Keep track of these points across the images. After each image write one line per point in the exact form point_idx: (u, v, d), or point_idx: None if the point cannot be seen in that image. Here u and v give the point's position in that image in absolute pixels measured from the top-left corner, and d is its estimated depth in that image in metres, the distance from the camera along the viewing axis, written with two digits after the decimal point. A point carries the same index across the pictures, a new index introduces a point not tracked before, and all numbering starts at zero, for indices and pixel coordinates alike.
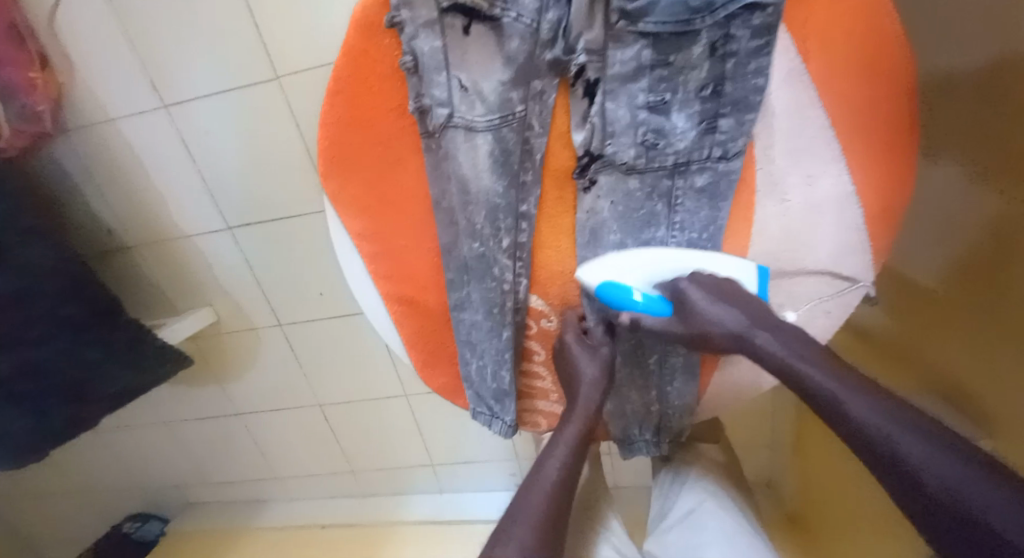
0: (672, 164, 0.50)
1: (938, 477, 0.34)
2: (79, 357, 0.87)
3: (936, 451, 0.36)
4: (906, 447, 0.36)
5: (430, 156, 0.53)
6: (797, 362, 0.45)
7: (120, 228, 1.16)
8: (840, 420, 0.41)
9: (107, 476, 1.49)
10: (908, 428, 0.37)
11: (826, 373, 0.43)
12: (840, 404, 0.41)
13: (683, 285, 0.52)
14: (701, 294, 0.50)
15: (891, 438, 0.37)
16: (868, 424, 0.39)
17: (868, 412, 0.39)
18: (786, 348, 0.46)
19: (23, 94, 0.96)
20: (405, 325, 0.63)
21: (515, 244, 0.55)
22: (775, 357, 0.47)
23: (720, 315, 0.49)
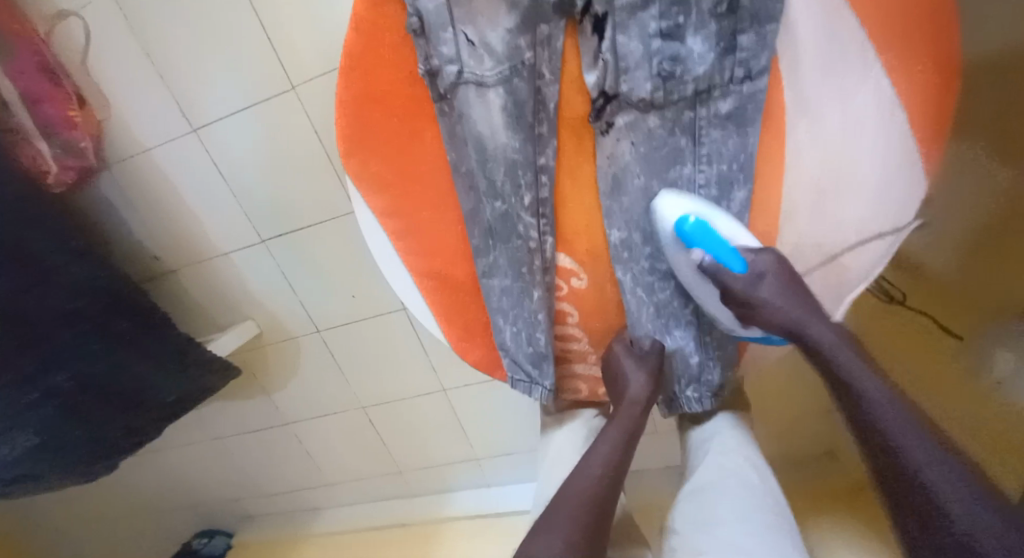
0: (692, 93, 0.48)
1: (915, 465, 0.38)
2: (132, 369, 0.94)
3: (929, 456, 0.38)
4: (905, 444, 0.39)
5: (444, 120, 0.53)
6: (833, 352, 0.47)
7: (163, 253, 1.19)
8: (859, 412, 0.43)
9: (171, 494, 1.54)
10: (908, 428, 0.40)
11: (850, 362, 0.46)
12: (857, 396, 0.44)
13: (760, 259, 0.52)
14: (771, 281, 0.51)
15: (893, 436, 0.40)
16: (876, 418, 0.42)
17: (879, 406, 0.42)
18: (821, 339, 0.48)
19: (64, 131, 0.99)
20: (435, 302, 0.61)
21: (537, 200, 0.55)
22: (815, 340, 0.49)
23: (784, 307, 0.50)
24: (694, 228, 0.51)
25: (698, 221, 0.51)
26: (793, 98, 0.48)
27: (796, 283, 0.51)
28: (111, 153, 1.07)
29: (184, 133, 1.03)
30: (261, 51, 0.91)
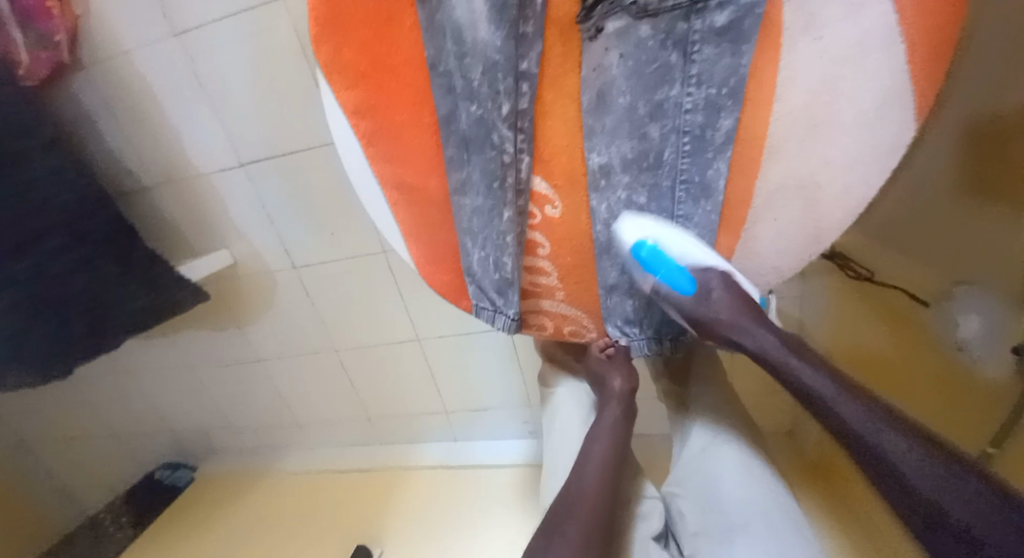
0: (688, 0, 0.45)
1: (908, 474, 0.37)
2: (100, 275, 0.90)
3: (918, 464, 0.37)
4: (891, 450, 0.39)
5: (424, 8, 0.50)
6: (801, 376, 0.47)
7: (141, 169, 1.15)
8: (844, 438, 0.42)
9: (135, 423, 1.52)
10: (892, 439, 0.39)
11: (822, 387, 0.45)
12: (833, 421, 0.43)
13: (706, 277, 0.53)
14: (719, 300, 0.53)
15: (880, 455, 0.39)
16: (853, 427, 0.41)
17: (862, 425, 0.41)
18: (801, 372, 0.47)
19: (42, 21, 0.93)
20: (403, 215, 0.60)
21: (516, 110, 0.51)
22: (781, 362, 0.49)
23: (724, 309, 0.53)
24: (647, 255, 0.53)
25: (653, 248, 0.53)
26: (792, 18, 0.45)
27: (740, 291, 0.54)
28: (91, 53, 1.02)
29: (168, 40, 0.98)
30: None
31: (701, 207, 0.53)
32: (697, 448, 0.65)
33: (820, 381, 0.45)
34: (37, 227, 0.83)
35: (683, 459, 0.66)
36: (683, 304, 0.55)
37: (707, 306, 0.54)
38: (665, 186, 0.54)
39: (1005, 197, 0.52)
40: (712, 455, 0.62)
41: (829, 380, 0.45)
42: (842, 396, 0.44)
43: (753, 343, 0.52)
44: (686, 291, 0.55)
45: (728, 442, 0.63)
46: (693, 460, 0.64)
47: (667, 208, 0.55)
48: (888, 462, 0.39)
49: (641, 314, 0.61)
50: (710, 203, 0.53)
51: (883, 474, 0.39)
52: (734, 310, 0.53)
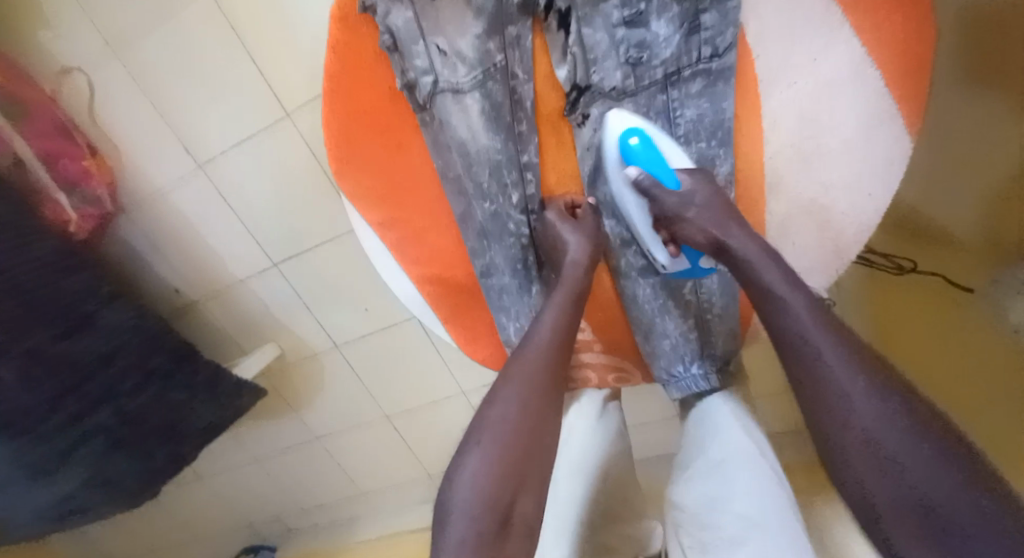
0: (662, 76, 0.49)
1: (864, 417, 0.37)
2: (168, 401, 0.96)
3: (896, 427, 0.36)
4: (847, 389, 0.38)
5: (427, 129, 0.54)
6: (776, 286, 0.43)
7: (184, 286, 1.23)
8: (816, 376, 0.40)
9: (213, 519, 1.59)
10: (874, 401, 0.37)
11: (814, 323, 0.41)
12: (809, 357, 0.41)
13: (693, 183, 0.49)
14: (705, 201, 0.48)
15: (851, 411, 0.38)
16: (815, 353, 0.40)
17: (846, 380, 0.38)
18: (780, 291, 0.43)
19: (81, 181, 1.04)
20: (440, 304, 0.64)
21: (525, 197, 0.56)
22: (761, 276, 0.45)
23: (707, 220, 0.48)
24: (637, 147, 0.49)
25: (641, 140, 0.49)
26: (765, 68, 0.48)
27: (727, 200, 0.48)
28: (126, 195, 1.12)
29: (191, 170, 1.06)
30: (251, 83, 0.94)
31: None
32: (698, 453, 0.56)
33: (811, 317, 0.41)
34: (114, 372, 0.89)
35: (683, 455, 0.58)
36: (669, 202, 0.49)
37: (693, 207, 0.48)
38: None
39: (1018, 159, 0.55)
40: (715, 468, 0.52)
41: (813, 303, 0.42)
42: (825, 337, 0.40)
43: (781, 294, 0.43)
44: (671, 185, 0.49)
45: (742, 457, 0.52)
46: (698, 465, 0.55)
47: None
48: (859, 425, 0.37)
49: (682, 350, 0.62)
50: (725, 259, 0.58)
51: (848, 436, 0.38)
52: (718, 217, 0.47)
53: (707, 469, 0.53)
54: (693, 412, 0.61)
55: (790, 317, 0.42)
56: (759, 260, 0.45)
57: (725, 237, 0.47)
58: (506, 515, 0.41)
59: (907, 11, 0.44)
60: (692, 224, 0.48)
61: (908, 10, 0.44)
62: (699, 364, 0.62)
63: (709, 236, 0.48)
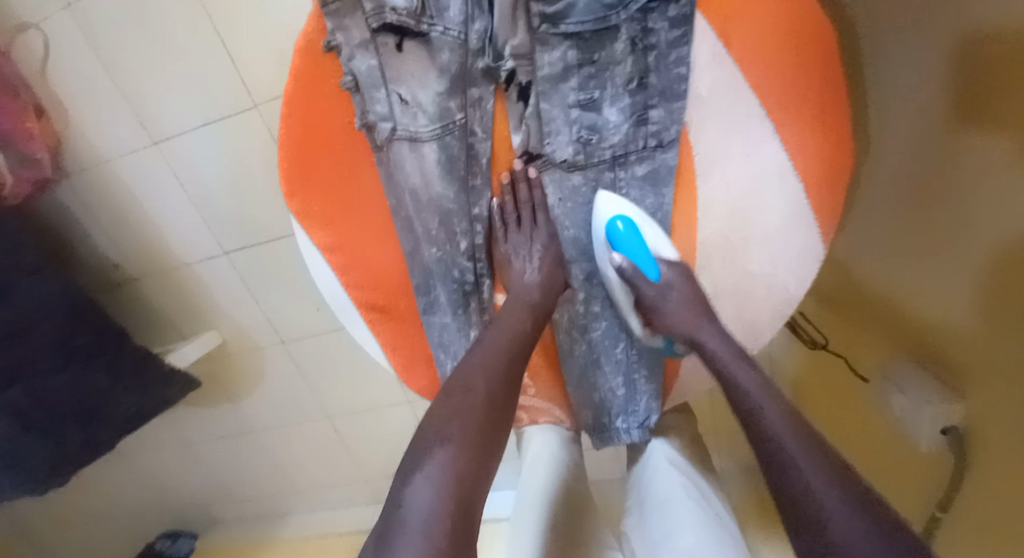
0: (610, 156, 0.53)
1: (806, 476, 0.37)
2: (86, 386, 0.91)
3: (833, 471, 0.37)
4: (792, 453, 0.39)
5: (382, 168, 0.54)
6: (739, 371, 0.48)
7: (126, 262, 1.19)
8: (763, 430, 0.43)
9: (134, 499, 1.54)
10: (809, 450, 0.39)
11: (761, 395, 0.45)
12: (757, 420, 0.44)
13: (671, 271, 0.54)
14: (682, 295, 0.53)
15: (788, 459, 0.39)
16: (769, 426, 0.42)
17: (784, 434, 0.41)
18: (737, 373, 0.48)
19: (20, 141, 0.98)
20: (381, 331, 0.64)
21: (473, 246, 0.59)
22: (727, 363, 0.49)
23: (679, 319, 0.52)
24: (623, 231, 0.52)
25: (626, 224, 0.52)
26: (703, 161, 0.51)
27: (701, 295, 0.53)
28: (71, 162, 1.07)
29: (146, 146, 1.03)
30: (220, 71, 0.92)
31: None
32: (653, 493, 0.63)
33: (761, 391, 0.45)
34: (29, 349, 0.85)
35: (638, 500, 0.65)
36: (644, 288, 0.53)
37: (661, 294, 0.53)
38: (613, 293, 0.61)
39: (941, 229, 0.54)
40: (667, 501, 0.60)
41: (762, 384, 0.46)
42: (779, 414, 0.43)
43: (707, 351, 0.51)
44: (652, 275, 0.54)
45: (683, 495, 0.60)
46: (651, 504, 0.62)
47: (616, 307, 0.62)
48: (795, 468, 0.39)
49: (607, 404, 0.65)
50: None
51: (784, 480, 0.39)
52: (691, 313, 0.52)
53: (660, 507, 0.60)
54: (645, 456, 0.68)
55: (751, 393, 0.45)
56: (695, 325, 0.52)
57: (698, 336, 0.52)
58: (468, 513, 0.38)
59: (833, 125, 0.47)
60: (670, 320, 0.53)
61: (834, 126, 0.47)
62: (623, 419, 0.65)
63: (687, 330, 0.52)
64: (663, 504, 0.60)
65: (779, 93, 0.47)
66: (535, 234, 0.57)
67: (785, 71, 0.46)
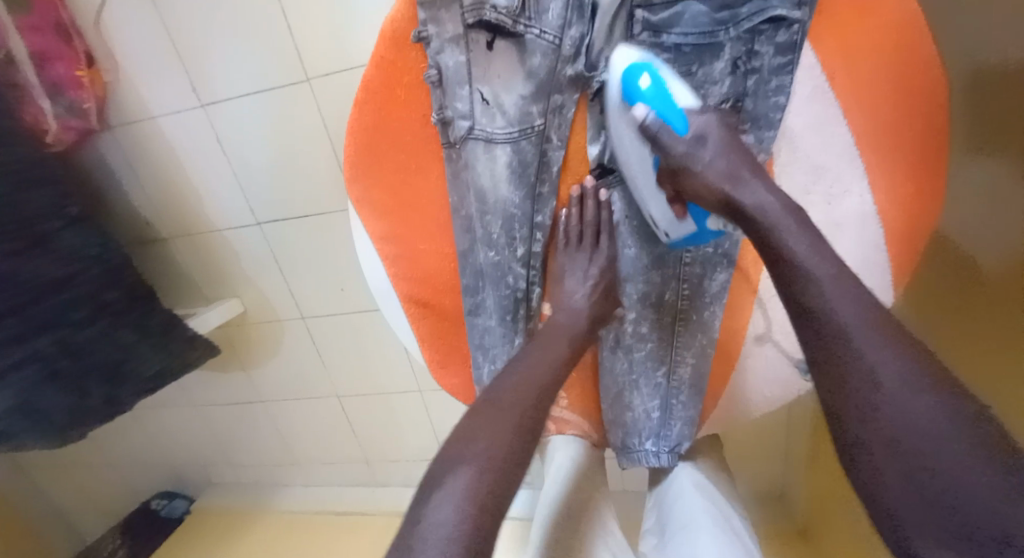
0: None
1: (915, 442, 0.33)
2: (117, 341, 0.90)
3: (945, 434, 0.33)
4: (901, 421, 0.34)
5: (450, 165, 0.53)
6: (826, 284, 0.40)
7: (157, 220, 1.19)
8: (853, 376, 0.37)
9: (135, 454, 1.55)
10: (928, 412, 0.34)
11: (864, 332, 0.38)
12: (853, 354, 0.37)
13: (703, 120, 0.47)
14: (716, 143, 0.46)
15: (894, 423, 0.35)
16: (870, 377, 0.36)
17: (888, 381, 0.35)
18: (841, 307, 0.39)
19: (70, 90, 0.98)
20: (420, 326, 0.63)
21: (529, 252, 0.57)
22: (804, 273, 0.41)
23: (720, 168, 0.46)
24: (647, 88, 0.46)
25: (652, 78, 0.46)
26: (781, 197, 0.50)
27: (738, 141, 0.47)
28: (116, 115, 1.06)
29: (193, 108, 1.02)
30: (279, 41, 0.91)
31: (697, 338, 0.60)
32: (678, 511, 0.61)
33: (864, 325, 0.38)
34: (64, 301, 0.83)
35: (664, 515, 0.63)
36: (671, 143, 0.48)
37: (700, 151, 0.47)
38: (665, 319, 0.60)
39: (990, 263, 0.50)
40: (691, 519, 0.59)
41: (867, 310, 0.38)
42: (890, 358, 0.36)
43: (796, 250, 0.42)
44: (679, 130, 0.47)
45: (708, 515, 0.59)
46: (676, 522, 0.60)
47: (667, 338, 0.61)
48: (899, 439, 0.34)
49: (638, 426, 0.64)
50: (705, 336, 0.60)
51: (882, 445, 0.35)
52: (733, 162, 0.46)
53: (684, 524, 0.59)
54: (671, 476, 0.67)
55: (841, 324, 0.39)
56: (735, 178, 0.46)
57: (735, 192, 0.46)
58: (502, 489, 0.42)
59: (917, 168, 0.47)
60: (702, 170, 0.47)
61: (924, 170, 0.47)
62: (653, 442, 0.64)
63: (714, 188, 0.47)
64: (689, 521, 0.59)
65: (869, 129, 0.47)
66: (593, 255, 0.57)
67: (875, 108, 0.46)
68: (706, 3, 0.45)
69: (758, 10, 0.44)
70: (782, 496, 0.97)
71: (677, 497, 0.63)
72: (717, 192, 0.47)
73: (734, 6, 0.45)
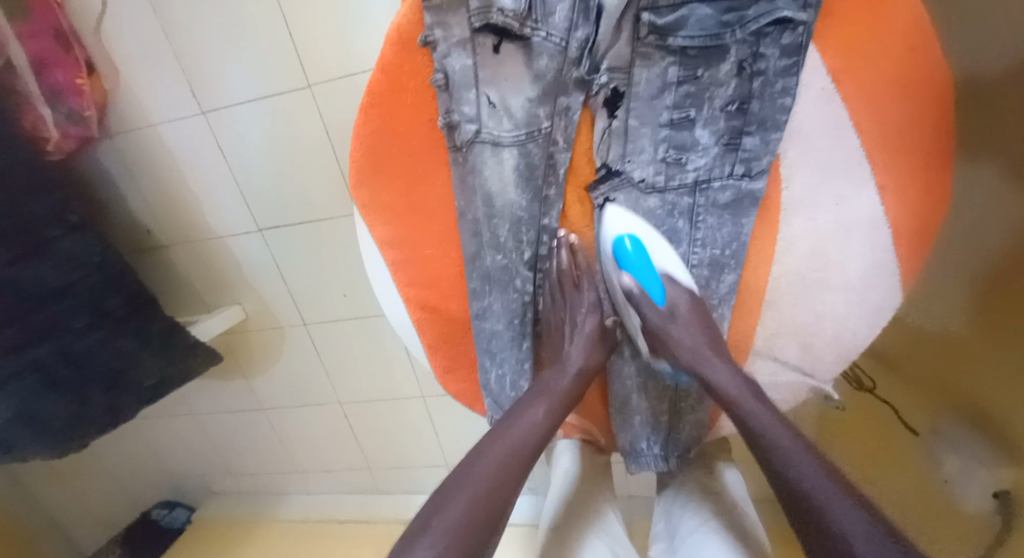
0: (692, 181, 0.51)
1: (855, 543, 0.33)
2: (117, 348, 0.90)
3: (877, 538, 0.33)
4: (837, 522, 0.35)
5: (456, 169, 0.53)
6: (751, 410, 0.44)
7: (157, 228, 1.18)
8: (795, 480, 0.38)
9: (135, 464, 1.54)
10: (855, 515, 0.35)
11: (793, 446, 0.40)
12: (780, 465, 0.39)
13: (676, 294, 0.52)
14: (685, 321, 0.51)
15: (832, 528, 0.35)
16: (799, 480, 0.38)
17: (812, 479, 0.37)
18: (762, 419, 0.42)
19: (70, 97, 0.97)
20: (426, 331, 0.63)
21: (536, 256, 0.57)
22: (736, 401, 0.45)
23: (688, 342, 0.50)
24: (630, 249, 0.52)
25: (633, 242, 0.53)
26: (790, 200, 0.51)
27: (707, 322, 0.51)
28: (115, 123, 1.06)
29: (194, 115, 1.02)
30: (281, 49, 0.91)
31: None
32: (687, 516, 0.60)
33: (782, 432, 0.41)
34: (61, 310, 0.83)
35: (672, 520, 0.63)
36: (649, 314, 0.53)
37: (673, 323, 0.51)
38: None
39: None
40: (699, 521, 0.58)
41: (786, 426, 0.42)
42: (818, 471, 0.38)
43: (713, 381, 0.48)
44: (657, 299, 0.53)
45: (715, 517, 0.58)
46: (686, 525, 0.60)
47: None
48: (839, 540, 0.34)
49: (648, 429, 0.64)
50: None
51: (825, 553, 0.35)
52: (697, 337, 0.50)
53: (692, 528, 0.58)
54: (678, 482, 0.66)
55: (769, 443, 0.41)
56: (700, 359, 0.49)
57: (701, 369, 0.49)
58: (494, 521, 0.42)
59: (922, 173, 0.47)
60: (677, 348, 0.50)
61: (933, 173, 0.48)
62: (661, 446, 0.64)
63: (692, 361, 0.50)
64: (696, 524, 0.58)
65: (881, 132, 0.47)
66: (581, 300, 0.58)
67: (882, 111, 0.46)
68: (711, 5, 0.44)
69: (765, 11, 0.43)
70: None
71: (685, 500, 0.63)
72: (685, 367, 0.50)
73: (740, 9, 0.44)
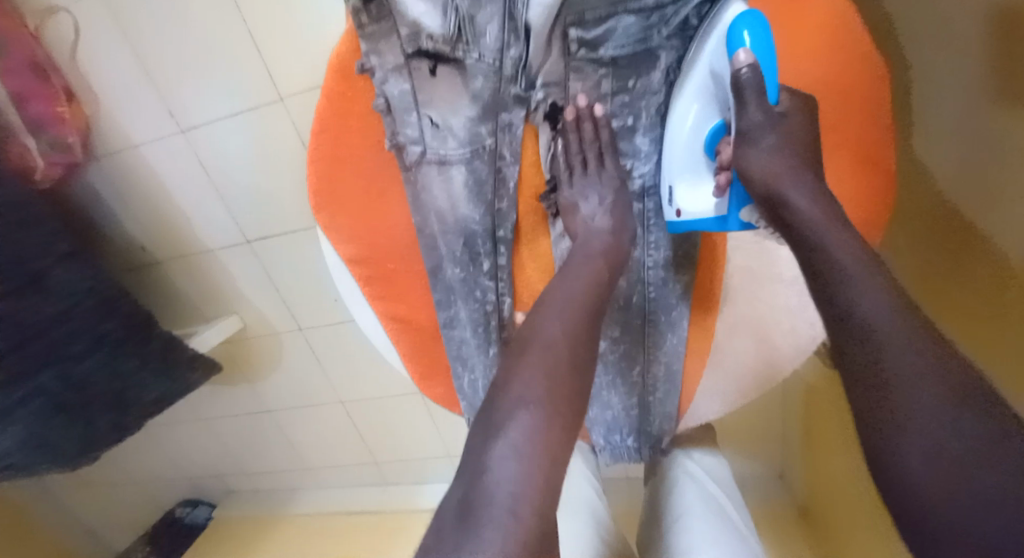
0: (640, 187, 0.59)
1: (920, 443, 0.32)
2: (119, 368, 0.93)
3: (950, 431, 0.31)
4: (910, 409, 0.33)
5: (410, 188, 0.56)
6: (845, 265, 0.40)
7: (151, 244, 1.21)
8: (874, 348, 0.36)
9: (154, 469, 1.60)
10: (942, 408, 0.32)
11: (892, 330, 0.36)
12: (884, 369, 0.35)
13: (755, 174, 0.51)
14: (774, 150, 0.46)
15: (905, 408, 0.33)
16: (880, 342, 0.36)
17: (921, 405, 0.33)
18: (881, 321, 0.36)
19: (53, 127, 1.00)
20: (401, 341, 0.63)
21: (495, 266, 0.59)
22: (816, 233, 0.43)
23: (764, 166, 0.46)
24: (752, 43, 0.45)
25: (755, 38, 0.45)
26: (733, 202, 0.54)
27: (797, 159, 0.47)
28: (100, 147, 1.08)
29: (172, 133, 1.03)
30: (249, 62, 0.91)
31: (669, 335, 0.62)
32: (678, 493, 0.63)
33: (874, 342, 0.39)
34: (61, 335, 0.85)
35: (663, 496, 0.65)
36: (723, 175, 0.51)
37: (750, 147, 0.47)
38: (635, 320, 0.62)
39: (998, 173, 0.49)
40: (689, 501, 0.61)
41: (895, 303, 0.37)
42: (913, 354, 0.34)
43: (799, 213, 0.44)
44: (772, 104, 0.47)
45: (703, 501, 0.61)
46: (675, 503, 0.62)
47: (638, 338, 0.63)
48: (911, 430, 0.33)
49: (621, 424, 0.66)
50: (676, 333, 0.61)
51: (886, 440, 0.34)
52: (778, 162, 0.45)
53: (681, 508, 0.60)
54: (669, 465, 0.68)
55: (866, 315, 0.37)
56: (781, 179, 0.45)
57: (782, 190, 0.45)
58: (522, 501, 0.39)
59: (862, 154, 0.54)
60: (752, 168, 0.46)
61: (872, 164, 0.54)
62: (634, 437, 0.66)
63: (766, 182, 0.46)
64: (686, 504, 0.61)
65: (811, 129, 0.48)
66: (603, 181, 0.56)
67: (813, 89, 0.53)
68: (633, 14, 0.49)
69: (687, 16, 0.49)
70: (783, 477, 0.97)
71: (675, 479, 0.65)
72: (767, 193, 0.46)
73: (662, 15, 0.49)
